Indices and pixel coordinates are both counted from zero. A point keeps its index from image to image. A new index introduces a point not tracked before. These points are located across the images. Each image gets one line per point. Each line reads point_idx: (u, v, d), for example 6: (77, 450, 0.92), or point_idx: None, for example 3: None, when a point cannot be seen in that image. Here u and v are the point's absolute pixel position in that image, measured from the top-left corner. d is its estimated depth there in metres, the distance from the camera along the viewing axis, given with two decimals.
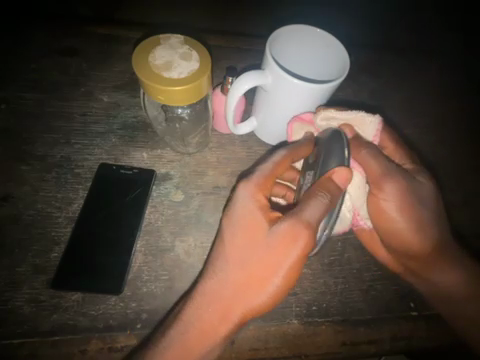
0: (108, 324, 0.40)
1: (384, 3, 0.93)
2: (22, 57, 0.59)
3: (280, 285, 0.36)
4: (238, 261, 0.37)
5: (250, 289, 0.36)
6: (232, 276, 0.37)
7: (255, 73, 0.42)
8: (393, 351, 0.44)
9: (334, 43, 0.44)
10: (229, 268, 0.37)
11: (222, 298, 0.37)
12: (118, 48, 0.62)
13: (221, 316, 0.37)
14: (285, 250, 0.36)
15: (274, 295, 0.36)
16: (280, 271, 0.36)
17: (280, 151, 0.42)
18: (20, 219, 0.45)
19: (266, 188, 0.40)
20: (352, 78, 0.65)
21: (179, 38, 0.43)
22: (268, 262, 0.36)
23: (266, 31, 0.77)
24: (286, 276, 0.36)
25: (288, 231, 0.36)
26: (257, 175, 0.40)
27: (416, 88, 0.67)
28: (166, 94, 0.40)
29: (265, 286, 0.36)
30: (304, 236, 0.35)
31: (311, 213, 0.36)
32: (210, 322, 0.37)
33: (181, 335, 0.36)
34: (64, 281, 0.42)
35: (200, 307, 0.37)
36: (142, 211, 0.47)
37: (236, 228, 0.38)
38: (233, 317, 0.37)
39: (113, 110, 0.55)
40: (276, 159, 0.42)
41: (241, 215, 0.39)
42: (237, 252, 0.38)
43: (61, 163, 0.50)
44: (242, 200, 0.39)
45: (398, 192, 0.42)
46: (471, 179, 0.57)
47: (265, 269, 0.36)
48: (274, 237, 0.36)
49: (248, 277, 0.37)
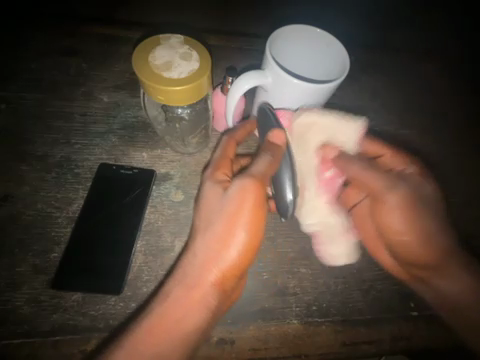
0: (108, 324, 0.40)
1: (383, 3, 0.93)
2: (22, 57, 0.59)
3: (245, 235, 0.37)
4: (205, 227, 0.39)
5: (217, 246, 0.38)
6: (202, 243, 0.39)
7: (255, 73, 0.42)
8: (393, 351, 0.44)
9: (334, 42, 0.44)
10: (199, 237, 0.39)
11: (198, 265, 0.38)
12: (118, 48, 0.62)
13: (194, 284, 0.38)
14: (242, 202, 0.37)
15: (241, 249, 0.38)
16: (242, 223, 0.37)
17: (224, 138, 0.47)
18: (20, 219, 0.45)
19: (225, 167, 0.43)
20: (352, 78, 0.65)
21: (179, 38, 0.43)
22: (227, 217, 0.38)
23: (266, 31, 0.77)
24: (250, 226, 0.37)
25: (239, 189, 0.38)
26: (214, 160, 0.44)
27: (416, 88, 0.67)
28: (166, 94, 0.40)
29: (232, 240, 0.38)
30: (254, 186, 0.37)
31: (259, 168, 0.38)
32: (188, 290, 0.38)
33: (159, 309, 0.37)
34: (64, 281, 0.42)
35: (178, 282, 0.38)
36: (141, 211, 0.47)
37: (204, 202, 0.41)
38: (207, 282, 0.38)
39: (113, 110, 0.55)
40: (222, 143, 0.46)
41: (209, 191, 0.41)
42: (204, 219, 0.40)
43: (61, 163, 0.50)
44: (208, 183, 0.42)
45: (400, 199, 0.44)
46: (471, 179, 0.57)
47: (227, 227, 0.38)
48: (229, 198, 0.38)
49: (215, 239, 0.38)
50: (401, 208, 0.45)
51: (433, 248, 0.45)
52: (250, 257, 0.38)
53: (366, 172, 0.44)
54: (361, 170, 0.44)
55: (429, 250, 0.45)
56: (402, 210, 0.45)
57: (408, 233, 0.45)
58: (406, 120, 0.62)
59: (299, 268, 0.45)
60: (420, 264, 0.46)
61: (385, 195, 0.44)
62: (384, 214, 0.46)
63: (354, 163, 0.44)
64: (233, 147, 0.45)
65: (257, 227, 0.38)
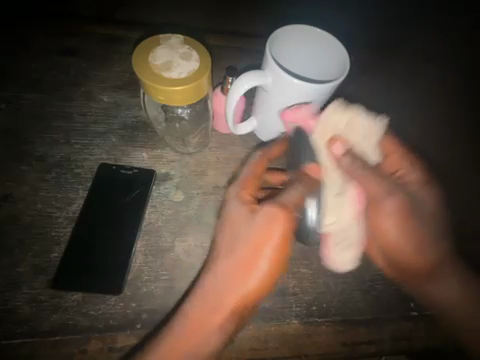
0: (108, 324, 0.40)
1: (384, 3, 0.93)
2: (22, 57, 0.59)
3: (268, 267, 0.41)
4: (229, 251, 0.42)
5: (243, 271, 0.41)
6: (226, 266, 0.42)
7: (255, 73, 0.42)
8: (394, 351, 0.44)
9: (334, 42, 0.44)
10: (223, 259, 0.42)
11: (219, 287, 0.41)
12: (118, 48, 0.62)
13: (217, 305, 0.41)
14: (268, 233, 0.40)
15: (263, 278, 0.41)
16: (267, 255, 0.41)
17: (256, 156, 0.48)
18: (20, 219, 0.45)
19: (253, 186, 0.45)
20: (352, 78, 0.65)
21: (179, 38, 0.43)
22: (253, 245, 0.41)
23: (266, 30, 0.77)
24: (273, 258, 0.41)
25: (269, 215, 0.40)
26: (242, 178, 0.45)
27: (417, 88, 0.67)
28: (166, 94, 0.40)
29: (256, 268, 0.41)
30: (282, 216, 0.40)
31: (290, 198, 0.40)
32: (210, 309, 0.41)
33: (181, 326, 0.40)
34: (64, 280, 0.42)
35: (199, 300, 0.41)
36: (141, 211, 0.47)
37: (227, 222, 0.43)
38: (227, 304, 0.41)
39: (113, 110, 0.55)
40: (253, 161, 0.47)
41: (234, 212, 0.43)
42: (227, 242, 0.42)
43: (61, 163, 0.50)
44: (231, 202, 0.44)
45: (397, 205, 0.44)
46: (471, 180, 0.57)
47: (253, 255, 0.41)
48: (257, 223, 0.41)
49: (240, 264, 0.42)
50: (397, 217, 0.44)
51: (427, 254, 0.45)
52: (271, 284, 0.41)
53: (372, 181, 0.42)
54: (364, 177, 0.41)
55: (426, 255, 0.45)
56: (396, 215, 0.44)
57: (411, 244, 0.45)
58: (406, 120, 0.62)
59: (299, 268, 0.45)
60: (418, 269, 0.46)
61: (383, 201, 0.43)
62: (378, 215, 0.44)
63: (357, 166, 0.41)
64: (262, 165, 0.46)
65: (281, 257, 0.41)
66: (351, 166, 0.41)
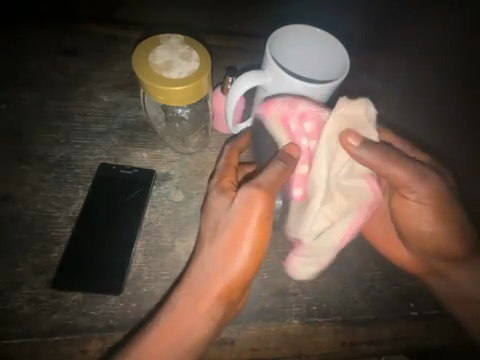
0: (108, 324, 0.40)
1: (384, 3, 0.93)
2: (22, 57, 0.59)
3: (251, 248, 0.37)
4: (211, 238, 0.40)
5: (224, 257, 0.38)
6: (208, 254, 0.39)
7: (255, 73, 0.42)
8: (394, 351, 0.44)
9: (331, 40, 0.45)
10: (206, 247, 0.39)
11: (202, 278, 0.39)
12: (118, 48, 0.62)
13: (200, 295, 0.38)
14: (247, 214, 0.37)
15: (246, 262, 0.38)
16: (247, 236, 0.37)
17: (226, 147, 0.48)
18: (21, 219, 0.45)
19: (231, 176, 0.44)
20: (353, 77, 0.65)
21: (179, 38, 0.43)
22: (233, 229, 0.38)
23: (266, 30, 0.77)
24: (254, 239, 0.37)
25: (245, 197, 0.37)
26: (219, 169, 0.45)
27: (417, 88, 0.67)
28: (166, 94, 0.40)
29: (238, 252, 0.38)
30: (261, 197, 0.37)
31: (267, 177, 0.38)
32: (195, 300, 0.38)
33: (167, 319, 0.38)
34: (64, 280, 0.42)
35: (184, 292, 0.39)
36: (141, 211, 0.47)
37: (209, 211, 0.41)
38: (212, 295, 0.38)
39: (113, 110, 0.55)
40: (226, 152, 0.47)
41: (215, 200, 0.41)
42: (209, 229, 0.40)
43: (61, 163, 0.50)
44: (213, 192, 0.42)
45: (425, 193, 0.41)
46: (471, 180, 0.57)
47: (233, 238, 0.38)
48: (235, 208, 0.38)
49: (221, 250, 0.38)
50: (432, 199, 0.42)
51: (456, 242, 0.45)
52: (254, 268, 0.38)
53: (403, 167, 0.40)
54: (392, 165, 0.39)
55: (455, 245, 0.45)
56: (425, 207, 0.42)
57: (436, 229, 0.44)
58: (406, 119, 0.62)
59: None
60: (444, 257, 0.46)
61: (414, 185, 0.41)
62: (407, 203, 0.43)
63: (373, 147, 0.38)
64: (235, 155, 0.47)
65: (262, 239, 0.38)
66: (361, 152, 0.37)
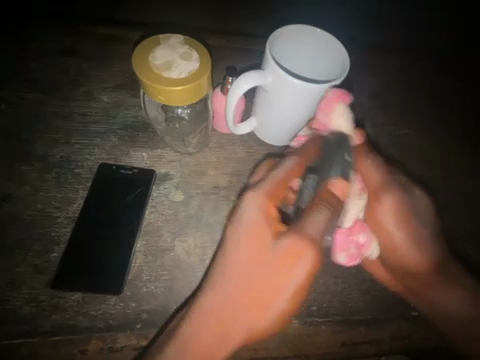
0: (108, 324, 0.40)
1: (383, 4, 0.93)
2: (22, 57, 0.59)
3: (286, 306, 0.37)
4: (241, 277, 0.37)
5: (256, 310, 0.37)
6: (232, 296, 0.38)
7: (255, 72, 0.42)
8: (393, 351, 0.44)
9: (334, 42, 0.44)
10: (231, 286, 0.38)
11: (223, 316, 0.38)
12: (118, 48, 0.62)
13: (221, 333, 0.38)
14: (288, 268, 0.36)
15: (280, 314, 0.37)
16: (285, 294, 0.36)
17: (286, 161, 0.41)
18: (20, 219, 0.45)
19: (276, 197, 0.39)
20: (352, 78, 0.65)
21: (179, 38, 0.43)
22: (271, 281, 0.37)
23: (266, 31, 0.77)
24: (293, 297, 0.37)
25: (289, 250, 0.36)
26: (266, 182, 0.39)
27: (416, 88, 0.67)
28: (166, 94, 0.40)
29: (270, 307, 0.37)
30: (311, 251, 0.36)
31: (317, 226, 0.36)
32: (207, 336, 0.38)
33: (180, 353, 0.37)
34: (65, 280, 0.42)
35: (197, 326, 0.38)
36: (141, 211, 0.47)
37: (241, 238, 0.38)
38: (232, 337, 0.38)
39: (113, 110, 0.55)
40: (287, 165, 0.40)
41: (251, 225, 0.38)
42: (239, 265, 0.38)
43: (61, 163, 0.50)
44: (250, 211, 0.38)
45: (394, 203, 0.44)
46: (470, 180, 0.57)
47: (268, 289, 0.37)
48: (276, 256, 0.37)
49: (249, 301, 0.37)
50: (397, 213, 0.44)
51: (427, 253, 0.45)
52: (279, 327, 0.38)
53: (378, 174, 0.44)
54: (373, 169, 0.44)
55: (422, 260, 0.45)
56: (397, 220, 0.44)
57: (404, 240, 0.45)
58: (404, 120, 0.62)
59: None
60: (415, 275, 0.45)
61: (381, 194, 0.44)
62: (376, 211, 0.44)
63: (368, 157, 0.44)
64: (297, 170, 0.40)
65: (299, 297, 0.37)
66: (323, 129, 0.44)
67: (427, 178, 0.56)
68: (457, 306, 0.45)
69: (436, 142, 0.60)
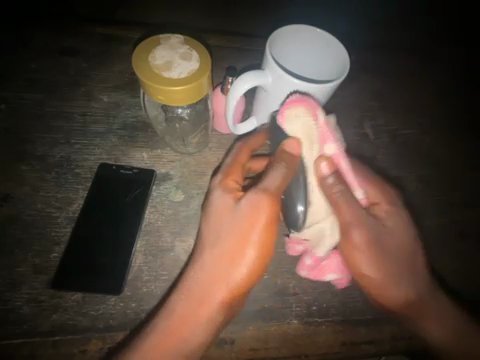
0: (108, 324, 0.40)
1: (383, 4, 0.94)
2: (21, 57, 0.59)
3: (256, 254, 0.38)
4: (213, 242, 0.39)
5: (226, 267, 0.38)
6: (209, 258, 0.39)
7: (255, 73, 0.42)
8: (393, 351, 0.44)
9: (334, 43, 0.44)
10: (207, 252, 0.39)
11: (201, 282, 0.38)
12: (118, 48, 0.62)
13: (200, 297, 0.38)
14: (254, 218, 0.37)
15: (251, 267, 0.38)
16: (252, 240, 0.37)
17: (238, 143, 0.48)
18: (20, 219, 0.45)
19: (235, 174, 0.43)
20: (352, 78, 0.65)
21: (179, 38, 0.43)
22: (238, 235, 0.38)
23: (267, 31, 0.77)
24: (260, 246, 0.38)
25: (251, 204, 0.38)
26: (225, 166, 0.45)
27: (416, 88, 0.67)
28: (166, 94, 0.40)
29: (241, 259, 0.38)
30: (267, 202, 0.37)
31: (272, 182, 0.38)
32: (186, 310, 0.38)
33: (165, 325, 0.37)
34: (65, 280, 0.42)
35: (183, 296, 0.38)
36: (142, 211, 0.47)
37: (211, 213, 0.40)
38: (210, 305, 0.38)
39: (113, 111, 0.55)
40: (236, 149, 0.47)
41: (219, 200, 0.41)
42: (211, 232, 0.40)
43: (61, 163, 0.50)
44: (216, 193, 0.41)
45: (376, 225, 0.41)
46: (471, 180, 0.57)
47: (235, 243, 0.38)
48: (240, 214, 0.38)
49: (223, 255, 0.38)
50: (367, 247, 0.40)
51: (404, 286, 0.42)
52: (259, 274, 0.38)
53: (359, 199, 0.40)
54: (355, 192, 0.40)
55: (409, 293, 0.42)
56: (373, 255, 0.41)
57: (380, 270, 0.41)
58: (405, 120, 0.62)
59: None
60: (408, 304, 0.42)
61: (352, 228, 0.39)
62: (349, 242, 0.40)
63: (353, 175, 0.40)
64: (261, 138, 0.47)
65: (268, 243, 0.38)
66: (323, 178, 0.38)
67: (427, 177, 0.56)
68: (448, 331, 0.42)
69: (436, 142, 0.61)
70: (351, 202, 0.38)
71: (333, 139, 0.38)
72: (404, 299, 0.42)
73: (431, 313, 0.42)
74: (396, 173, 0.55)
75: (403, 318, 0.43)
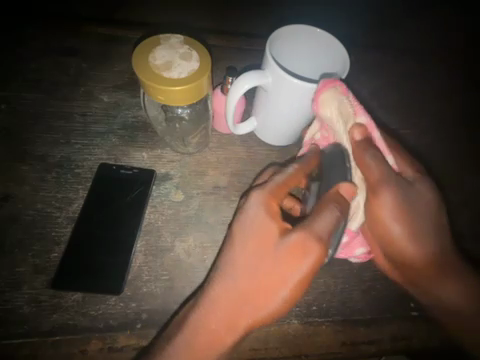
0: (108, 324, 0.40)
1: (384, 3, 0.94)
2: (22, 57, 0.59)
3: (289, 294, 0.36)
4: (247, 268, 0.37)
5: (260, 297, 0.36)
6: (240, 291, 0.36)
7: (255, 73, 0.42)
8: (393, 351, 0.44)
9: (335, 43, 0.44)
10: (236, 283, 0.36)
11: (227, 306, 0.36)
12: (118, 48, 0.62)
13: (225, 322, 0.36)
14: (296, 258, 0.36)
15: (284, 304, 0.36)
16: (290, 282, 0.36)
17: (291, 166, 0.42)
18: (20, 219, 0.45)
19: (279, 197, 0.39)
20: (352, 78, 0.65)
21: (179, 38, 0.43)
22: (277, 272, 0.36)
23: (266, 31, 0.77)
24: (296, 286, 0.36)
25: (298, 242, 0.36)
26: (272, 183, 0.40)
27: (416, 87, 0.67)
28: (166, 94, 0.40)
29: (269, 304, 0.36)
30: (317, 247, 0.35)
31: (323, 226, 0.36)
32: (212, 332, 0.36)
33: (188, 338, 0.36)
34: (64, 281, 0.42)
35: (206, 309, 0.37)
36: (141, 211, 0.47)
37: (247, 232, 0.38)
38: (222, 339, 0.36)
39: (113, 110, 0.55)
40: (290, 171, 0.41)
41: (260, 223, 0.38)
42: (244, 254, 0.37)
43: (62, 163, 0.50)
44: (254, 208, 0.38)
45: (397, 199, 0.41)
46: (471, 180, 0.57)
47: (275, 279, 0.36)
48: (284, 249, 0.36)
49: (256, 286, 0.36)
50: (396, 208, 0.41)
51: (423, 247, 0.41)
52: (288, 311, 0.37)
53: (377, 169, 0.39)
54: (373, 164, 0.39)
55: (423, 253, 0.41)
56: (400, 216, 0.41)
57: (405, 235, 0.41)
58: (405, 120, 0.62)
59: None
60: (424, 270, 0.42)
61: (381, 188, 0.40)
62: (375, 207, 0.41)
63: (369, 154, 0.39)
64: (313, 162, 0.42)
65: (304, 286, 0.36)
66: (360, 148, 0.40)
67: (428, 177, 0.56)
68: (464, 297, 0.41)
69: (437, 142, 0.60)
70: (378, 163, 0.39)
71: (363, 111, 0.41)
72: (426, 260, 0.41)
73: (454, 275, 0.41)
74: None
75: (421, 281, 0.42)
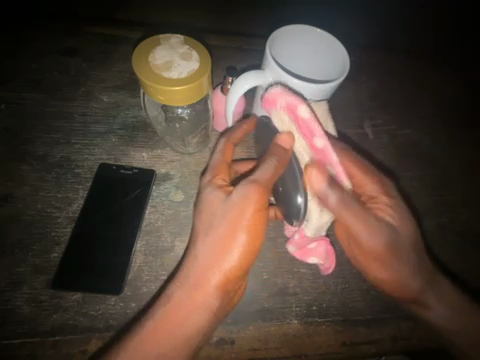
0: (108, 324, 0.40)
1: (383, 4, 0.94)
2: (22, 57, 0.59)
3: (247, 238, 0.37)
4: (206, 230, 0.38)
5: (221, 249, 0.37)
6: (205, 247, 0.38)
7: (255, 73, 0.42)
8: (394, 351, 0.44)
9: (335, 43, 0.44)
10: (201, 242, 0.38)
11: (196, 271, 0.37)
12: (118, 48, 0.62)
13: (195, 286, 0.37)
14: (242, 207, 0.37)
15: (242, 251, 0.37)
16: (243, 225, 0.37)
17: (220, 140, 0.46)
18: (21, 219, 0.45)
19: (222, 171, 0.42)
20: (351, 78, 0.65)
21: (179, 38, 0.43)
22: (230, 220, 0.37)
23: (266, 31, 0.78)
24: (250, 229, 0.37)
25: (240, 196, 0.37)
26: (212, 164, 0.44)
27: (415, 87, 0.67)
28: (166, 94, 0.40)
29: (233, 243, 0.37)
30: (259, 195, 0.37)
31: (264, 174, 0.38)
32: (192, 293, 0.37)
33: (162, 312, 0.37)
34: (65, 281, 0.42)
35: (179, 285, 0.38)
36: (141, 211, 0.47)
37: (201, 205, 0.40)
38: (209, 284, 0.37)
39: (113, 110, 0.55)
40: (219, 146, 0.45)
41: (210, 196, 0.40)
42: (203, 222, 0.39)
43: (61, 163, 0.50)
44: (208, 189, 0.40)
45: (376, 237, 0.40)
46: (470, 180, 0.57)
47: (228, 228, 0.37)
48: (230, 203, 0.37)
49: (216, 241, 0.37)
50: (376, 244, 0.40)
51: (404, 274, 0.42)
52: (251, 257, 0.38)
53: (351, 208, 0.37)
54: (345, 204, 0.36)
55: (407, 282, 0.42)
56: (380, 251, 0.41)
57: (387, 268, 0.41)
58: (404, 120, 0.62)
59: (299, 268, 0.46)
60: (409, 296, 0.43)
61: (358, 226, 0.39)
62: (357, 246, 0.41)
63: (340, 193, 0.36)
64: (243, 131, 0.45)
65: (258, 228, 0.37)
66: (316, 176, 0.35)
67: (427, 176, 0.56)
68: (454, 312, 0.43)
69: (436, 142, 0.61)
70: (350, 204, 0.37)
71: (321, 132, 0.35)
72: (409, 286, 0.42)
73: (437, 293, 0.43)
74: (395, 173, 0.55)
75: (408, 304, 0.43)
